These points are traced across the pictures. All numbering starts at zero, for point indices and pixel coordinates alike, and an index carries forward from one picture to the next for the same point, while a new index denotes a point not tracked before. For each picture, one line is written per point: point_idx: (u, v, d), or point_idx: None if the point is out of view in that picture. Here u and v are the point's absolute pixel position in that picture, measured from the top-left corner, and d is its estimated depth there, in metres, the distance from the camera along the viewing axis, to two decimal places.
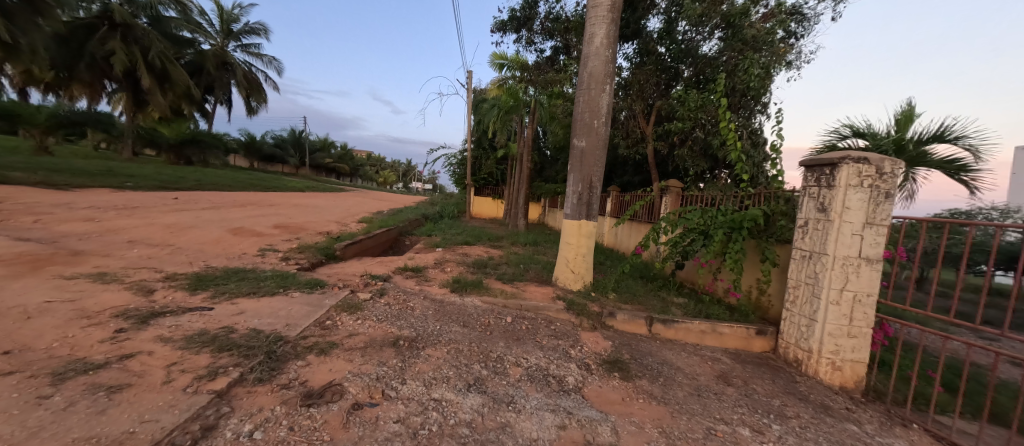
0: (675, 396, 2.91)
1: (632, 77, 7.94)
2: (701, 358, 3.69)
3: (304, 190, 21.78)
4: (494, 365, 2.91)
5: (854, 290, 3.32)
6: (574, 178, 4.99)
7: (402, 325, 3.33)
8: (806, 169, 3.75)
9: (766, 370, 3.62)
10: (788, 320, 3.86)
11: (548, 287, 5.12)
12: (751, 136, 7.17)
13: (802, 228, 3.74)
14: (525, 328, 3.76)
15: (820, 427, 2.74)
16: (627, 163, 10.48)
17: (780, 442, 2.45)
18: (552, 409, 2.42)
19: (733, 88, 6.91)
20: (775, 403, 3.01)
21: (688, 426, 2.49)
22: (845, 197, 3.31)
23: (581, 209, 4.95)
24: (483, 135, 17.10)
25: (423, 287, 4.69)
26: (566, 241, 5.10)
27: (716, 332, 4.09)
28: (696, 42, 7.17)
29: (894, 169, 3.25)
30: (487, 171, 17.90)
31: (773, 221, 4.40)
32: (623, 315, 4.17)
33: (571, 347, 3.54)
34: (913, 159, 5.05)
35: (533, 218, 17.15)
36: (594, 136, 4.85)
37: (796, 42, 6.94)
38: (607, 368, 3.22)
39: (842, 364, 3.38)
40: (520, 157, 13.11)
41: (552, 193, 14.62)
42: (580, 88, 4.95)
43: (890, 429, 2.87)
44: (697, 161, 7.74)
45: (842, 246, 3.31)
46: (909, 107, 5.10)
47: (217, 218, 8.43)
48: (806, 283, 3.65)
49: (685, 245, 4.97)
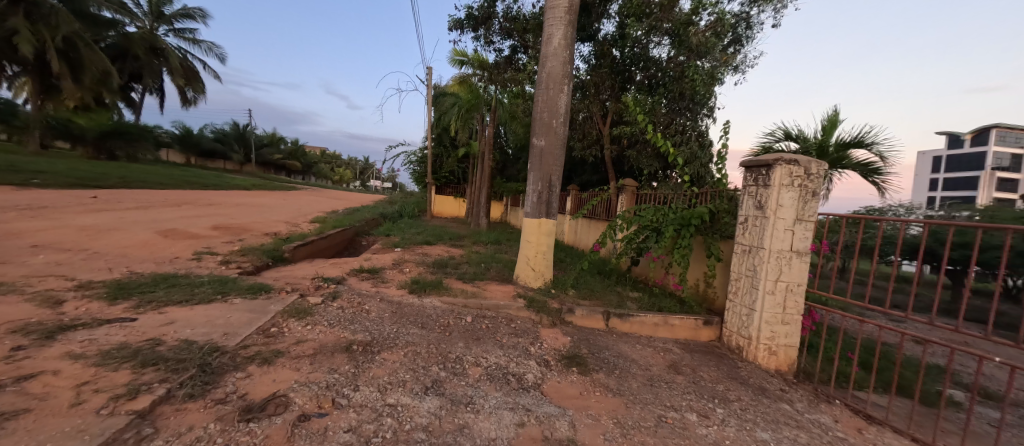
0: (629, 387, 3.02)
1: (589, 78, 8.16)
2: (654, 350, 3.87)
3: (250, 188, 20.34)
4: (453, 366, 2.87)
5: (786, 280, 3.63)
6: (534, 177, 5.03)
7: (356, 329, 3.20)
8: (746, 169, 4.02)
9: (712, 358, 3.86)
10: (731, 310, 4.14)
11: (509, 286, 5.13)
12: (698, 139, 7.65)
13: (743, 224, 4.01)
14: (485, 327, 3.74)
15: (758, 408, 2.97)
16: (585, 162, 10.77)
17: (723, 425, 2.62)
18: (511, 407, 2.43)
19: (682, 93, 7.33)
20: (719, 388, 3.23)
21: (641, 415, 2.60)
22: (779, 196, 3.59)
23: (541, 208, 5.01)
24: (444, 132, 16.83)
25: (380, 290, 4.52)
26: (526, 239, 5.14)
27: (668, 324, 4.31)
28: (648, 47, 7.49)
29: (819, 170, 3.59)
30: (448, 169, 17.68)
31: (718, 218, 4.69)
32: (581, 311, 4.28)
33: (531, 344, 3.57)
34: (836, 160, 5.59)
35: (495, 216, 17.15)
36: (552, 136, 4.91)
37: (740, 48, 7.42)
38: (566, 363, 3.29)
39: (777, 349, 3.68)
40: (481, 155, 13.10)
41: (514, 192, 14.73)
42: (538, 88, 5.00)
43: (817, 406, 3.17)
44: (650, 161, 8.11)
45: (777, 241, 3.60)
46: (833, 113, 5.63)
47: (145, 218, 7.65)
48: (745, 275, 3.93)
49: (639, 241, 5.21)
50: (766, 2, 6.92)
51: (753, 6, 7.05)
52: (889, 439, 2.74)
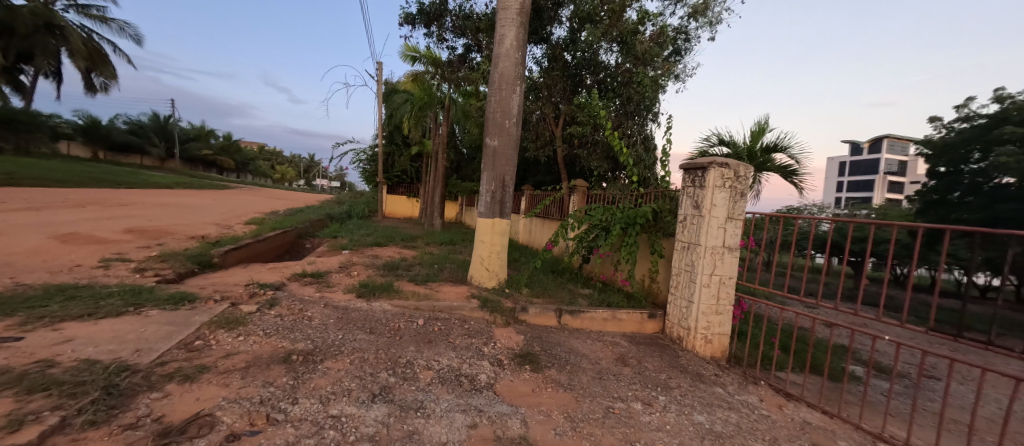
0: (580, 382, 3.12)
1: (542, 80, 8.32)
2: (603, 344, 4.03)
3: (174, 187, 18.32)
4: (403, 371, 2.79)
5: (720, 274, 3.96)
6: (487, 177, 5.03)
7: (296, 337, 3.00)
8: (685, 172, 4.30)
9: (656, 349, 4.09)
10: (672, 303, 4.40)
11: (462, 287, 5.08)
12: (644, 142, 8.09)
13: (683, 222, 4.29)
14: (438, 329, 3.67)
15: (696, 393, 3.20)
16: (539, 162, 10.97)
17: (664, 411, 2.80)
18: (463, 409, 2.40)
19: (629, 98, 7.70)
20: (662, 377, 3.44)
21: (590, 408, 2.69)
22: (713, 196, 3.89)
23: (494, 208, 5.01)
24: (395, 129, 16.31)
25: (324, 295, 4.26)
26: (480, 239, 5.13)
27: (616, 318, 4.50)
28: (598, 53, 7.78)
29: (746, 173, 3.94)
30: (400, 168, 17.16)
31: (661, 217, 4.97)
32: (534, 309, 4.35)
33: (484, 344, 3.56)
34: (761, 164, 6.17)
35: (450, 216, 16.95)
36: (505, 136, 4.94)
37: (681, 59, 7.95)
38: (519, 362, 3.33)
39: (712, 338, 4.00)
40: (435, 155, 12.87)
41: (469, 192, 14.66)
42: (491, 88, 5.00)
43: (745, 388, 3.48)
44: (600, 162, 8.43)
45: (712, 237, 3.90)
46: (759, 121, 6.21)
47: (37, 221, 6.61)
48: (685, 270, 4.21)
49: (589, 240, 5.40)
50: (703, 19, 7.48)
51: (692, 21, 7.57)
52: (804, 413, 3.08)
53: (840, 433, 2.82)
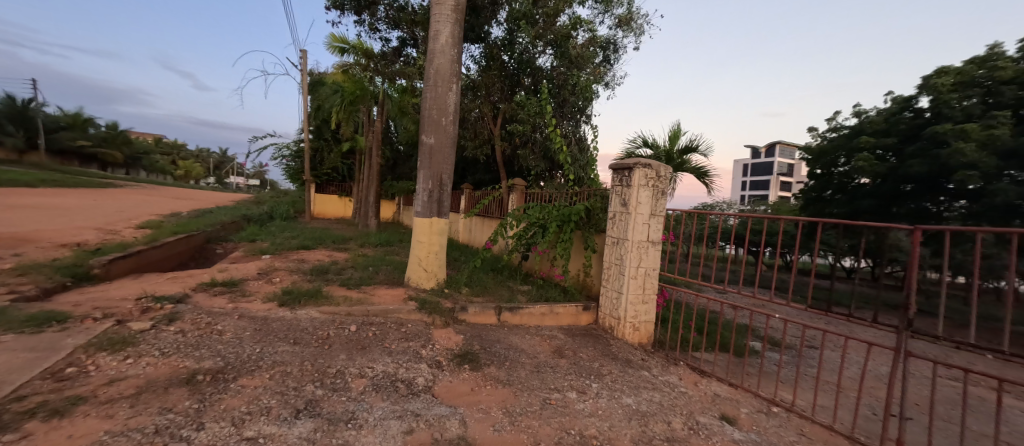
0: (518, 377, 3.19)
1: (480, 79, 8.35)
2: (541, 338, 4.16)
3: (39, 185, 15.20)
4: (332, 382, 2.61)
5: (645, 266, 4.29)
6: (424, 175, 4.90)
7: (202, 355, 2.66)
8: (614, 171, 4.57)
9: (589, 339, 4.32)
10: (604, 295, 4.68)
11: (399, 289, 4.90)
12: (579, 143, 8.46)
13: (613, 219, 4.57)
14: (372, 334, 3.50)
15: (625, 377, 3.45)
16: (478, 161, 10.98)
17: (596, 397, 2.97)
18: (398, 416, 2.32)
19: (564, 99, 8.01)
20: (594, 365, 3.64)
21: (528, 401, 2.76)
22: (638, 195, 4.20)
23: (431, 206, 4.91)
24: (323, 123, 15.21)
25: (238, 306, 3.83)
26: (417, 240, 4.98)
27: (553, 312, 4.66)
28: (534, 55, 7.98)
29: (666, 173, 4.32)
30: (330, 165, 16.03)
31: (594, 214, 5.23)
32: (474, 308, 4.34)
33: (422, 347, 3.47)
34: (679, 165, 6.80)
35: (386, 216, 16.24)
36: (442, 134, 4.85)
37: (611, 66, 8.42)
38: (458, 362, 3.30)
39: (639, 325, 4.33)
40: (368, 151, 12.25)
41: (407, 191, 14.20)
42: (426, 85, 4.88)
43: (667, 369, 3.83)
44: (537, 162, 8.65)
45: (638, 232, 4.21)
46: (676, 127, 6.83)
47: None
48: (615, 264, 4.49)
49: (528, 237, 5.54)
50: (628, 29, 8.01)
51: (619, 31, 8.06)
52: (715, 387, 3.47)
53: (742, 401, 3.23)
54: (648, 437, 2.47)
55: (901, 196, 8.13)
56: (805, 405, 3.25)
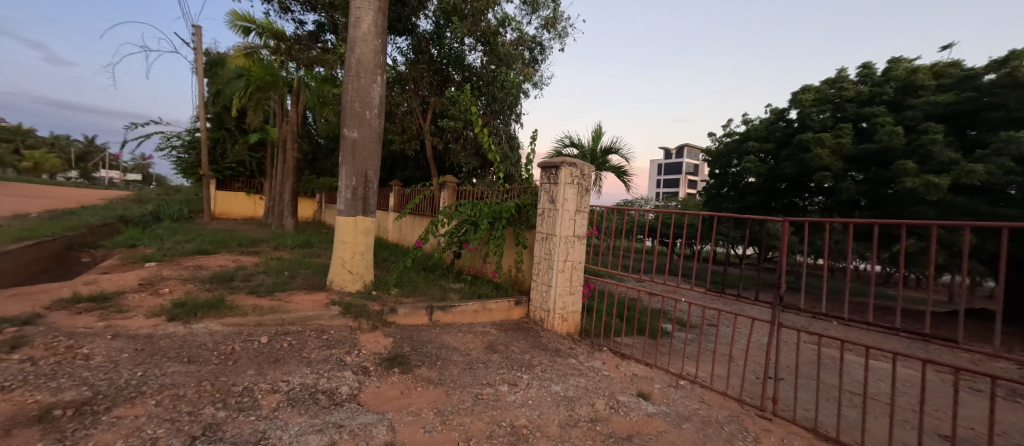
0: (450, 375, 3.16)
1: (408, 72, 8.13)
2: (474, 335, 4.17)
3: None
4: (239, 401, 2.34)
5: (572, 260, 4.53)
6: (346, 171, 4.59)
7: (60, 386, 2.20)
8: (542, 169, 4.72)
9: (521, 332, 4.44)
10: (535, 289, 4.83)
11: (320, 294, 4.54)
12: (509, 141, 8.61)
13: (541, 215, 4.73)
14: (287, 345, 3.21)
15: (554, 366, 3.61)
16: (407, 157, 10.59)
17: (526, 388, 3.08)
18: (318, 429, 2.17)
19: (495, 97, 8.07)
20: (526, 357, 3.76)
21: (460, 399, 2.77)
22: (564, 192, 4.41)
23: (356, 205, 4.62)
24: (226, 110, 13.49)
25: (113, 323, 3.23)
26: (340, 240, 4.66)
27: (486, 308, 4.70)
28: (463, 51, 7.93)
29: (589, 172, 4.58)
30: (235, 158, 14.26)
31: (525, 211, 5.36)
32: (404, 309, 4.19)
33: (347, 353, 3.27)
34: (601, 164, 7.27)
35: (306, 215, 14.94)
36: (366, 128, 4.59)
37: (539, 66, 8.67)
38: (386, 366, 3.17)
39: (567, 316, 4.57)
40: (282, 143, 11.11)
41: (329, 188, 13.20)
42: (347, 75, 4.57)
43: (592, 355, 4.10)
44: (469, 158, 8.62)
45: (565, 228, 4.42)
46: (598, 128, 7.29)
47: None
48: (544, 258, 4.66)
49: (460, 234, 5.52)
50: (554, 32, 8.32)
51: (545, 32, 8.34)
52: (633, 367, 3.81)
53: (655, 378, 3.60)
54: (574, 420, 2.62)
55: (778, 193, 9.65)
56: (705, 376, 3.73)
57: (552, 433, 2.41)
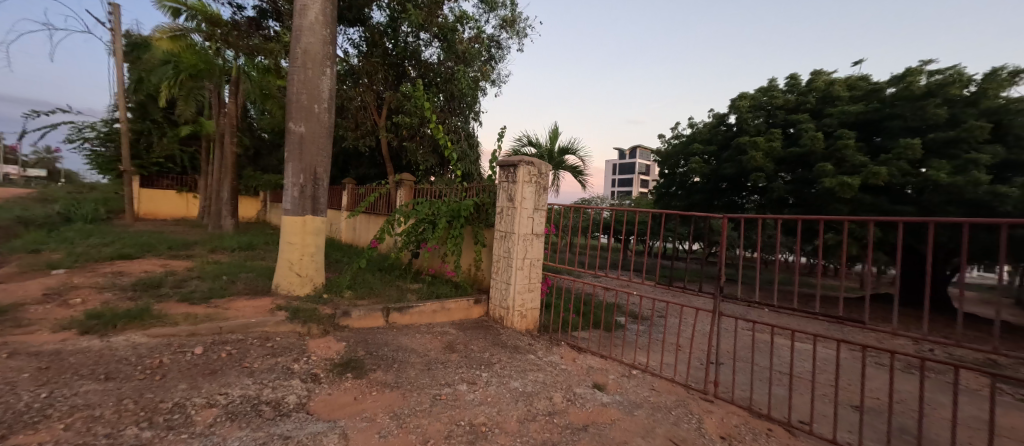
0: (407, 377, 3.09)
1: (360, 65, 7.82)
2: (432, 335, 4.11)
3: None
4: (169, 419, 2.12)
5: (530, 257, 4.59)
6: (292, 168, 4.32)
7: None
8: (500, 168, 4.73)
9: (481, 331, 4.44)
10: (494, 287, 4.85)
11: (265, 299, 4.24)
12: (467, 139, 8.53)
13: (500, 213, 4.75)
14: (226, 355, 2.97)
15: (513, 363, 3.64)
16: (361, 154, 10.18)
17: (485, 386, 3.09)
18: (263, 442, 2.03)
19: (452, 94, 7.96)
20: (485, 355, 3.76)
21: (417, 401, 2.71)
22: (523, 190, 4.45)
23: (304, 203, 4.36)
24: (152, 100, 12.20)
25: (9, 340, 2.80)
26: (287, 241, 4.38)
27: (444, 308, 4.65)
28: (419, 46, 7.75)
29: (546, 171, 4.65)
30: (163, 152, 12.94)
31: (484, 210, 5.34)
32: (358, 312, 4.03)
33: (294, 361, 3.09)
34: (558, 163, 7.42)
35: (248, 215, 13.89)
36: (314, 122, 4.34)
37: (497, 65, 8.66)
38: (339, 372, 3.03)
39: (526, 313, 4.63)
40: (219, 137, 10.23)
41: (274, 185, 12.37)
42: (292, 65, 4.31)
43: (551, 350, 4.18)
44: (426, 156, 8.42)
45: (523, 226, 4.47)
46: (555, 128, 7.44)
47: None
48: (503, 256, 4.68)
49: (418, 234, 5.41)
50: (512, 32, 8.37)
51: (502, 32, 8.36)
52: (590, 360, 3.95)
53: (610, 369, 3.75)
54: (532, 415, 2.66)
55: (720, 192, 10.39)
56: (656, 365, 3.95)
57: (511, 429, 2.44)
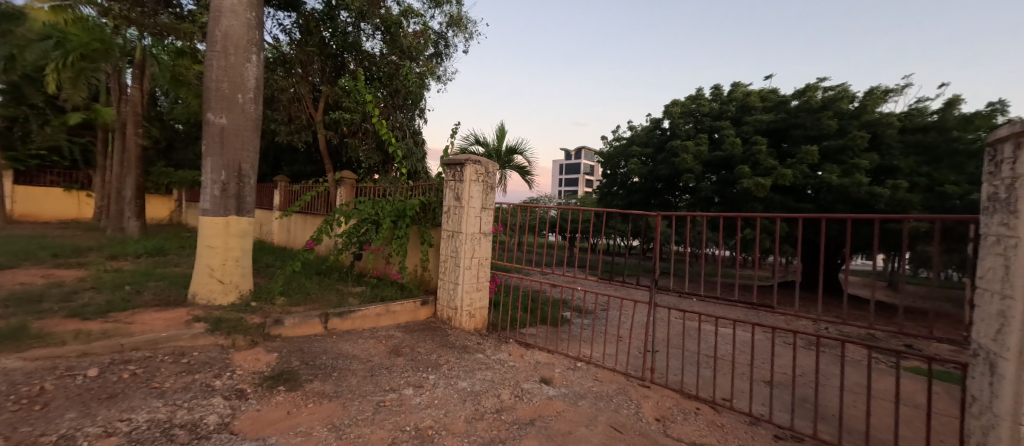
0: (348, 386, 2.93)
1: (294, 54, 7.27)
2: (376, 340, 3.94)
3: None
4: None
5: (478, 256, 4.57)
6: (212, 163, 3.90)
7: None
8: (447, 166, 4.66)
9: (428, 333, 4.34)
10: (442, 287, 4.77)
11: (180, 310, 3.79)
12: (413, 136, 8.29)
13: (447, 213, 4.68)
14: (130, 376, 2.60)
15: (461, 363, 3.61)
16: (296, 149, 9.46)
17: (433, 388, 3.03)
18: None
19: (397, 90, 7.69)
20: (432, 357, 3.69)
21: (359, 409, 2.59)
22: (470, 189, 4.43)
23: (226, 203, 3.95)
24: (28, 81, 10.32)
25: None
26: (205, 245, 3.94)
27: (389, 311, 4.49)
28: (360, 37, 7.38)
29: (493, 170, 4.66)
30: (44, 143, 11.01)
31: (431, 209, 5.22)
32: (292, 319, 3.75)
33: (216, 376, 2.79)
34: (505, 163, 7.48)
35: (158, 216, 12.30)
36: (238, 113, 3.95)
37: (443, 61, 8.51)
38: (269, 385, 2.79)
39: (475, 312, 4.63)
40: (119, 127, 8.92)
41: (192, 183, 11.06)
42: (210, 49, 3.88)
43: (500, 348, 4.20)
44: (369, 154, 8.03)
45: (471, 225, 4.45)
46: (502, 127, 7.47)
47: None
48: (450, 256, 4.62)
49: (359, 234, 5.16)
50: (458, 30, 8.26)
51: (449, 29, 8.23)
52: (537, 355, 4.03)
53: (556, 362, 3.87)
54: (480, 414, 2.66)
55: (656, 192, 11.14)
56: (598, 356, 4.15)
57: (458, 430, 2.41)
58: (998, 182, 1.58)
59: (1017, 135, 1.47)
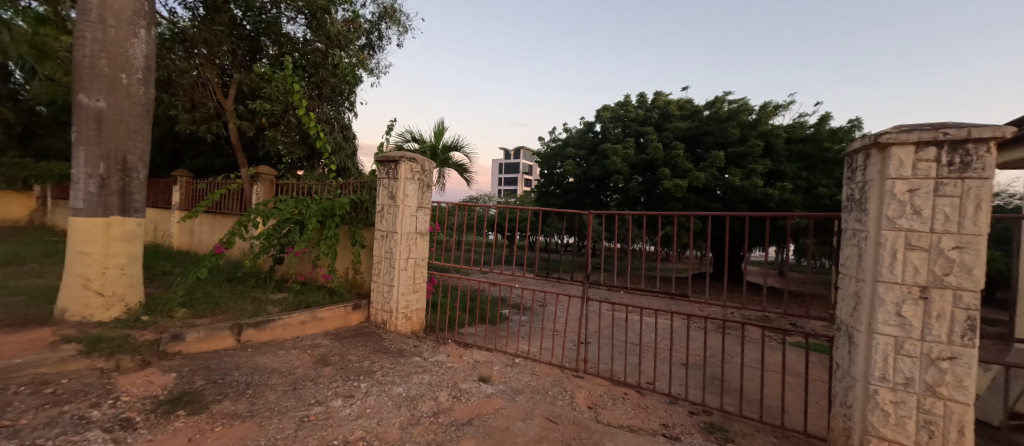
0: (265, 402, 2.66)
1: (198, 32, 6.40)
2: (300, 350, 3.63)
3: None
4: None
5: (414, 257, 4.43)
6: (87, 154, 3.28)
7: None
8: (380, 163, 4.44)
9: (360, 338, 4.11)
10: (375, 290, 4.54)
11: (43, 330, 3.13)
12: (341, 130, 7.78)
13: (381, 212, 4.46)
14: None
15: (396, 368, 3.47)
16: (201, 140, 8.34)
17: (365, 397, 2.87)
18: None
19: (323, 80, 7.14)
20: (364, 364, 3.49)
21: (280, 427, 2.37)
22: (405, 187, 4.26)
23: (106, 200, 3.36)
24: None
25: None
26: (79, 251, 3.31)
27: (315, 318, 4.17)
28: (280, 20, 6.71)
29: (429, 168, 4.54)
30: None
31: (362, 208, 4.93)
32: (196, 334, 3.31)
33: (94, 406, 2.36)
34: (443, 160, 7.33)
35: (13, 217, 10.04)
36: (121, 96, 3.38)
37: (376, 53, 8.08)
38: (166, 410, 2.43)
39: (411, 314, 4.48)
40: None
41: (60, 177, 9.21)
42: (81, 18, 3.25)
43: (438, 349, 4.12)
44: (292, 148, 7.36)
45: (407, 225, 4.30)
46: (440, 124, 7.30)
47: None
48: (384, 257, 4.41)
49: (280, 236, 4.71)
50: (392, 22, 7.91)
51: (382, 20, 7.83)
52: (476, 355, 4.01)
53: (494, 360, 3.89)
54: (415, 418, 2.58)
55: (589, 192, 11.71)
56: (536, 351, 4.26)
57: (392, 438, 2.31)
58: (855, 185, 1.91)
59: (867, 147, 1.79)
